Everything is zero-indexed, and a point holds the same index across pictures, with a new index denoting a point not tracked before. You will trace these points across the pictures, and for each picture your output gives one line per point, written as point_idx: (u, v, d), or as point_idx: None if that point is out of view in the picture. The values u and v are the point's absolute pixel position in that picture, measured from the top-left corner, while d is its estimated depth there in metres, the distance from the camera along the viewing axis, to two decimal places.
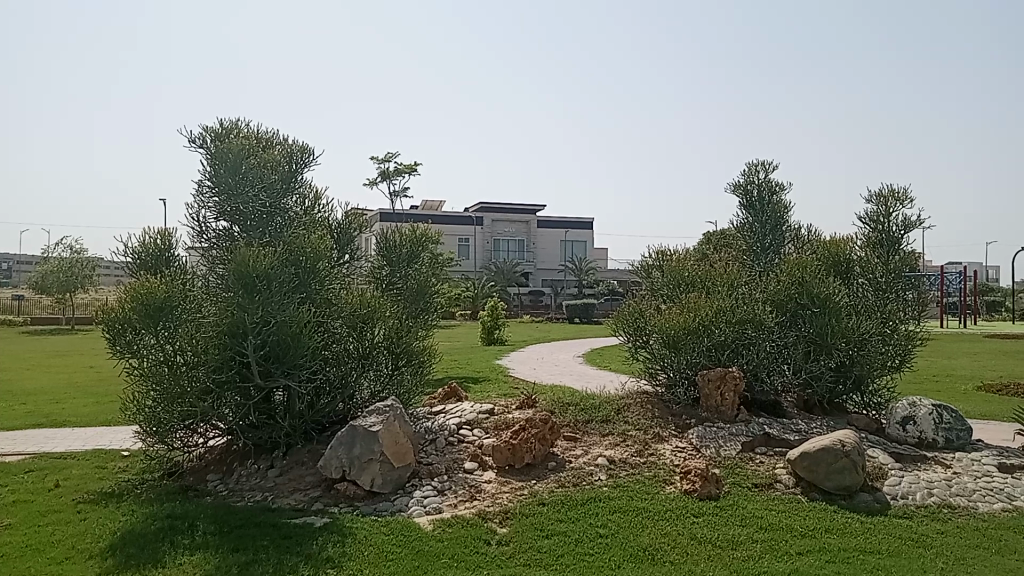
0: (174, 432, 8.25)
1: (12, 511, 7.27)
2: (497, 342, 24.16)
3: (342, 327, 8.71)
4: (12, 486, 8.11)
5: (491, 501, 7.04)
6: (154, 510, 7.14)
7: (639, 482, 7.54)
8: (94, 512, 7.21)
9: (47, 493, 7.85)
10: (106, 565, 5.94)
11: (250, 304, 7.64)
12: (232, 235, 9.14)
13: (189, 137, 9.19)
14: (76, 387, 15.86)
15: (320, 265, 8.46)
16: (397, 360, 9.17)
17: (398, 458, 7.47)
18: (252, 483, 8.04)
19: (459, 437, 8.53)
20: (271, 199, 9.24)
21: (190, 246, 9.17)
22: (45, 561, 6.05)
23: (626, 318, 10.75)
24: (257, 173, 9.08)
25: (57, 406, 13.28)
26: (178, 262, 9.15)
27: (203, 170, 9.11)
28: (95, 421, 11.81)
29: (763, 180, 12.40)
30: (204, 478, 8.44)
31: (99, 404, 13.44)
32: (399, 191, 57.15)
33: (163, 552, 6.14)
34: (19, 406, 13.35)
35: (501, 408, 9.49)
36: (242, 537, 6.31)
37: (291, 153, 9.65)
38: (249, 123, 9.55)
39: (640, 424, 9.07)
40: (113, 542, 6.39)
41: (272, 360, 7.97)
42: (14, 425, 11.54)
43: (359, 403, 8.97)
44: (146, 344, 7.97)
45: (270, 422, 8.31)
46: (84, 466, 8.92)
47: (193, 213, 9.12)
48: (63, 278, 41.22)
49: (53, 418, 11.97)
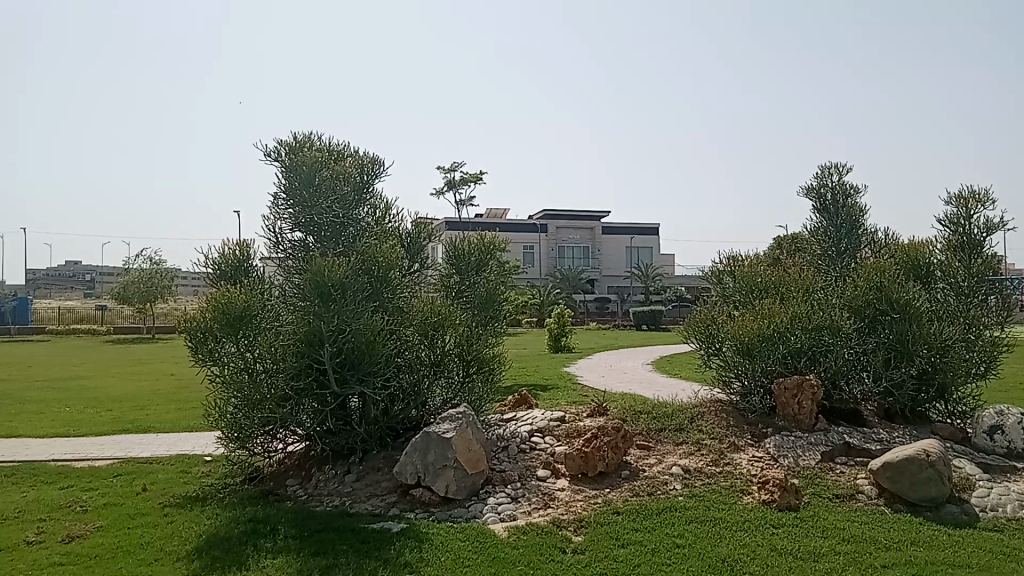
0: (255, 437, 8.47)
1: (104, 513, 7.57)
2: (563, 349, 24.09)
3: (414, 334, 8.81)
4: (102, 490, 8.44)
5: (565, 510, 7.03)
6: (237, 513, 7.35)
7: (715, 492, 7.43)
8: (180, 515, 7.45)
9: (136, 496, 8.15)
10: (193, 568, 6.13)
11: (326, 313, 7.85)
12: (306, 245, 9.37)
13: (264, 151, 9.47)
14: (157, 394, 16.40)
15: (392, 275, 8.59)
16: (468, 367, 9.22)
17: (472, 465, 7.54)
18: (330, 488, 8.19)
19: (531, 445, 8.55)
20: (344, 210, 9.44)
21: (267, 257, 9.43)
22: (135, 563, 6.28)
23: (698, 326, 10.61)
24: (330, 185, 9.31)
25: (141, 413, 13.77)
26: (256, 272, 9.39)
27: (278, 184, 9.37)
28: (177, 427, 12.22)
29: (836, 182, 12.10)
30: (284, 483, 8.63)
31: (180, 411, 13.87)
32: (465, 199, 57.77)
33: (247, 555, 6.31)
34: (105, 413, 13.88)
35: (572, 416, 9.47)
36: (322, 541, 6.45)
37: (362, 165, 9.84)
38: (321, 136, 9.78)
39: (715, 433, 8.93)
40: (198, 545, 6.59)
41: (348, 367, 8.11)
42: (103, 430, 12.02)
43: (432, 410, 9.07)
44: (227, 352, 8.27)
45: (346, 429, 8.44)
46: (169, 470, 9.23)
47: (269, 225, 9.39)
48: (143, 288, 42.76)
49: (139, 425, 12.42)
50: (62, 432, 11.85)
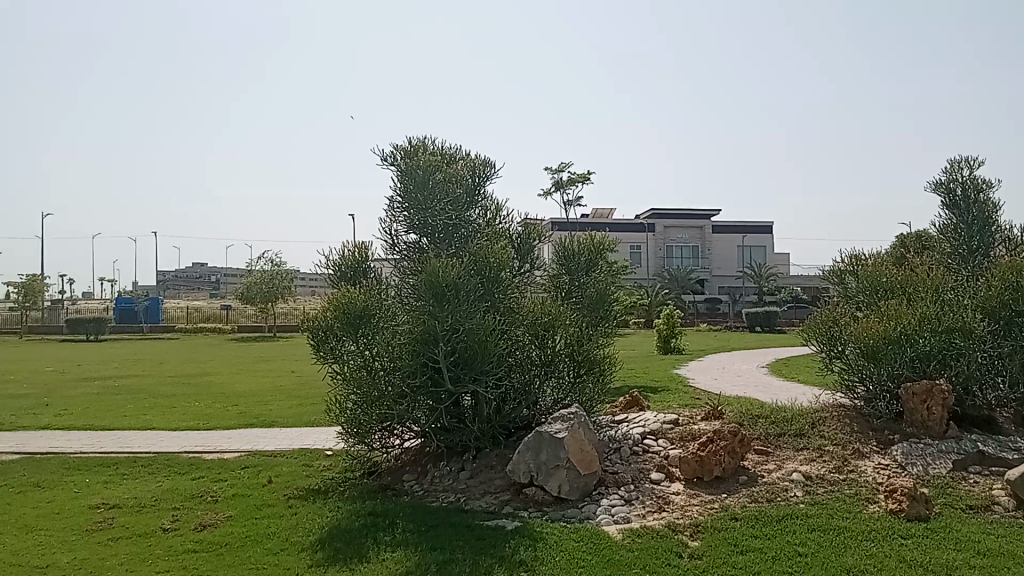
0: (373, 433, 8.73)
1: (233, 504, 7.97)
2: (673, 350, 23.74)
3: (525, 334, 8.87)
4: (231, 481, 8.88)
5: (681, 513, 6.93)
6: (356, 507, 7.60)
7: (838, 499, 7.17)
8: (304, 507, 7.75)
9: (262, 488, 8.54)
10: (317, 558, 6.37)
11: (441, 313, 8.00)
12: (421, 247, 9.58)
13: (381, 156, 9.75)
14: (280, 390, 17.13)
15: (503, 275, 8.68)
16: (580, 368, 9.21)
17: (585, 466, 7.53)
18: (445, 484, 8.36)
19: (644, 447, 8.47)
20: (456, 212, 9.60)
21: (383, 259, 9.70)
22: (264, 551, 6.58)
23: (818, 327, 10.24)
24: (443, 188, 9.49)
25: (265, 408, 14.42)
26: (373, 273, 9.65)
27: (394, 187, 9.63)
28: (298, 422, 12.73)
29: (967, 177, 11.45)
30: (401, 478, 8.86)
31: (300, 406, 14.45)
32: (572, 200, 57.76)
33: (367, 548, 6.51)
34: (233, 407, 14.61)
35: (686, 419, 9.32)
36: (438, 537, 6.59)
37: (474, 167, 9.97)
38: (435, 140, 9.98)
39: (838, 439, 8.60)
40: (321, 536, 6.85)
41: (462, 366, 8.25)
42: (231, 424, 12.66)
43: (543, 409, 9.11)
44: (347, 350, 8.56)
45: (460, 426, 8.57)
46: (292, 463, 9.63)
47: (385, 228, 9.65)
48: (265, 288, 44.77)
49: (263, 419, 13.01)
50: (193, 425, 12.54)
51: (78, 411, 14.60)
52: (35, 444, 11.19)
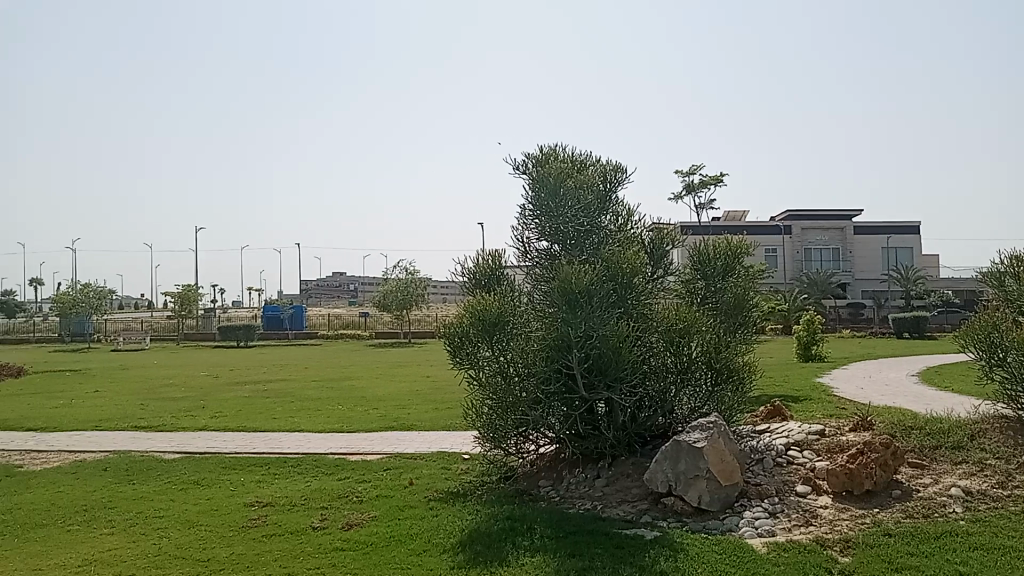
0: (509, 438, 8.84)
1: (377, 504, 8.26)
2: (814, 357, 22.78)
3: (660, 341, 8.72)
4: (375, 481, 9.21)
5: (829, 528, 6.64)
6: (495, 511, 7.71)
7: (1005, 517, 6.65)
8: (444, 510, 7.94)
9: (404, 489, 8.81)
10: (458, 560, 6.51)
11: (573, 319, 8.00)
12: (553, 254, 9.62)
13: (514, 165, 9.87)
14: (417, 394, 17.65)
15: (636, 281, 8.57)
16: (717, 376, 8.90)
17: (726, 477, 7.35)
18: (582, 491, 8.35)
19: (788, 459, 8.17)
20: (588, 218, 9.58)
21: (516, 265, 9.80)
22: (407, 552, 6.78)
23: (975, 332, 9.56)
24: (575, 194, 9.49)
25: (404, 411, 14.89)
26: (506, 280, 9.77)
27: (526, 195, 9.72)
28: (436, 425, 13.08)
29: None
30: (537, 483, 8.92)
31: (437, 410, 14.83)
32: (703, 203, 56.60)
33: (506, 552, 6.59)
34: (373, 410, 15.17)
35: (832, 429, 8.91)
36: (576, 543, 6.59)
37: (605, 173, 9.90)
38: (566, 147, 10.00)
39: (1001, 453, 8.01)
40: (462, 539, 6.99)
41: (596, 372, 8.23)
42: (373, 426, 13.15)
43: (679, 418, 8.94)
44: (483, 355, 8.72)
45: (595, 433, 8.54)
46: (432, 466, 9.89)
47: (517, 235, 9.75)
48: (400, 296, 46.24)
49: (403, 422, 13.44)
50: (338, 427, 13.11)
51: (233, 412, 15.56)
52: (196, 443, 12.00)
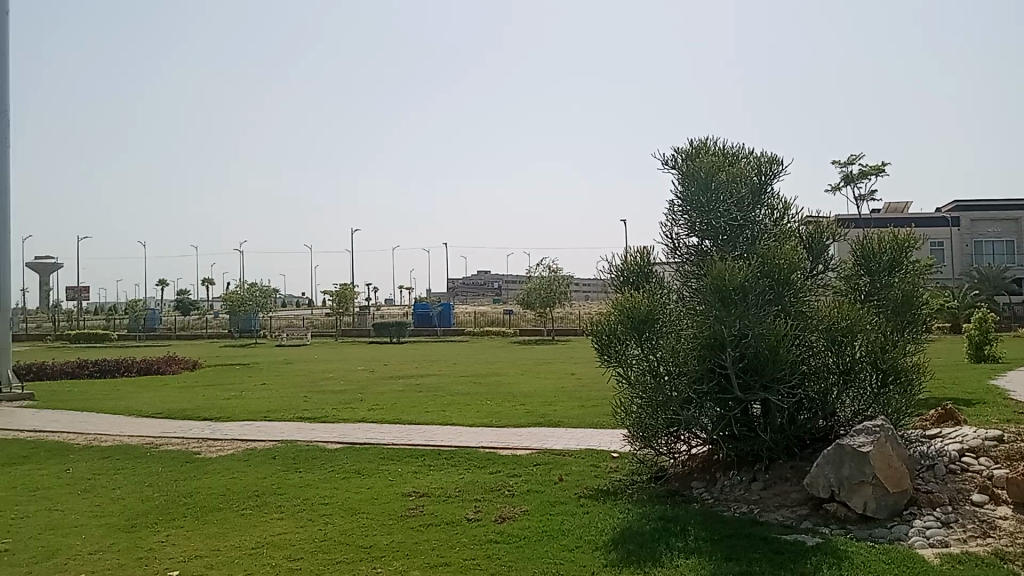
0: (660, 438, 8.73)
1: (528, 499, 8.37)
2: (987, 358, 21.15)
3: (819, 341, 8.34)
4: (525, 476, 9.34)
5: (1011, 541, 6.15)
6: (647, 510, 7.64)
7: None
8: (595, 507, 7.94)
9: (554, 485, 8.88)
10: (610, 558, 6.50)
11: (726, 317, 7.81)
12: (704, 250, 9.41)
13: (662, 160, 9.72)
14: (563, 392, 17.74)
15: (794, 277, 8.25)
16: (883, 377, 8.45)
17: (893, 483, 6.97)
18: (737, 494, 8.13)
19: (962, 466, 7.64)
20: (740, 212, 9.30)
21: (665, 262, 9.65)
22: (559, 547, 6.84)
23: None
24: (727, 188, 9.24)
25: (551, 408, 15.01)
26: (655, 277, 9.62)
27: (675, 190, 9.56)
28: (583, 422, 13.11)
29: None
30: (689, 484, 8.76)
31: (584, 408, 14.85)
32: (860, 195, 53.68)
33: (660, 552, 6.52)
34: (521, 406, 15.39)
35: (1013, 436, 8.24)
36: (733, 547, 6.43)
37: (759, 165, 9.57)
38: (717, 140, 9.75)
39: None
40: (614, 537, 6.97)
41: (751, 372, 7.99)
42: (521, 422, 13.35)
43: (841, 421, 8.53)
44: (633, 353, 8.65)
45: (750, 435, 8.30)
46: (581, 463, 9.92)
47: (666, 231, 9.60)
48: (544, 294, 46.60)
49: (550, 419, 13.56)
50: (487, 423, 13.38)
51: (388, 406, 16.19)
52: (355, 435, 12.57)
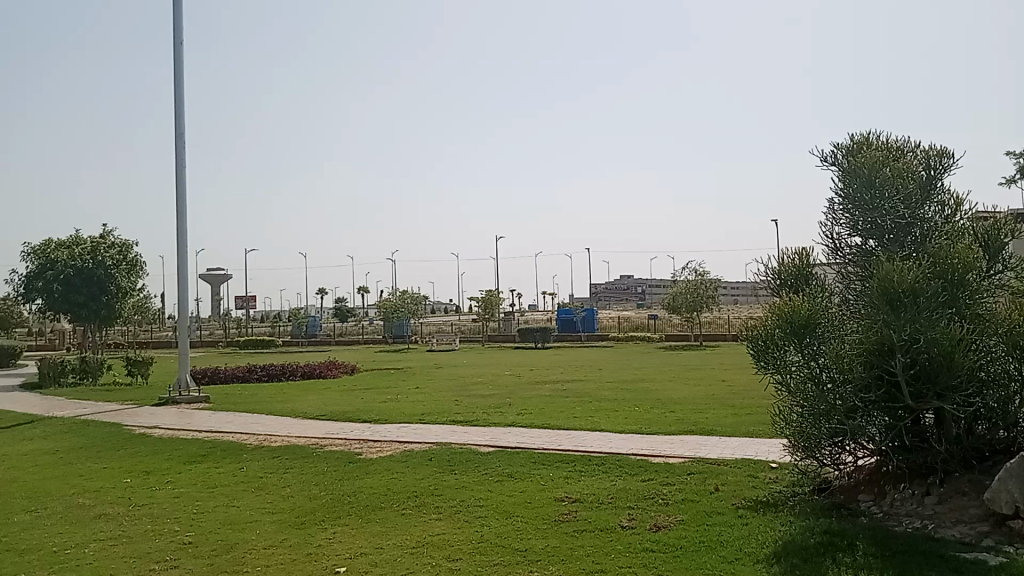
0: (823, 448, 8.33)
1: (684, 508, 8.21)
2: None
3: (1001, 346, 7.70)
4: (679, 485, 9.17)
5: None
6: (810, 523, 7.32)
7: None
8: (754, 518, 7.69)
9: (710, 495, 8.66)
10: (772, 571, 6.27)
11: (895, 321, 7.37)
12: (868, 250, 8.92)
13: (821, 157, 9.30)
14: (714, 398, 17.32)
15: (972, 277, 7.65)
16: None
17: None
18: (909, 509, 7.66)
19: None
20: (908, 209, 8.74)
21: (826, 263, 9.21)
22: (719, 558, 6.66)
23: None
24: (893, 184, 8.72)
25: (702, 415, 14.68)
26: (816, 279, 9.20)
27: (836, 189, 9.12)
28: (737, 430, 12.74)
29: None
30: (856, 497, 8.31)
31: (736, 415, 14.44)
32: None
33: (826, 567, 6.24)
34: (670, 413, 15.15)
35: None
36: (907, 564, 6.07)
37: (927, 158, 8.97)
38: (881, 134, 9.22)
39: None
40: (776, 549, 6.72)
41: (924, 380, 7.50)
42: (672, 429, 13.13)
43: None
44: (793, 360, 8.30)
45: (924, 446, 7.87)
46: (737, 473, 9.63)
47: (826, 231, 9.17)
48: (690, 298, 45.68)
49: (702, 426, 13.26)
50: (636, 429, 13.25)
51: (537, 410, 16.34)
52: (506, 439, 12.78)
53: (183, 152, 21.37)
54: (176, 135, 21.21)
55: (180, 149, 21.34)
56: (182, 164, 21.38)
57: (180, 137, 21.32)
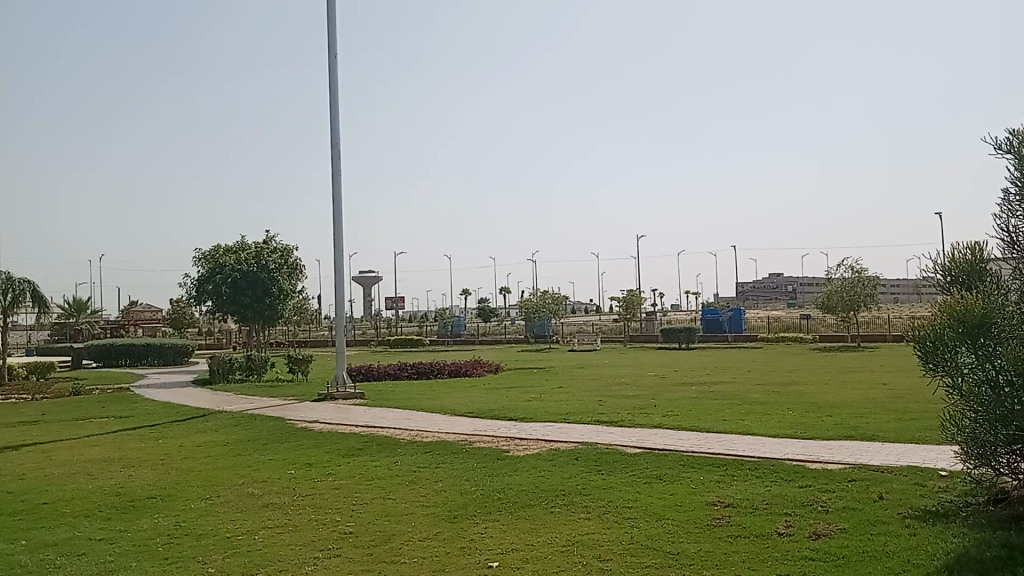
0: (1000, 456, 7.73)
1: (845, 516, 7.84)
2: None
3: None
4: (839, 492, 8.76)
5: None
6: (987, 536, 6.82)
7: None
8: (923, 529, 7.23)
9: (873, 503, 8.22)
10: None
11: None
12: None
13: (995, 144, 8.62)
14: (875, 402, 16.41)
15: None
16: None
17: None
18: None
19: None
20: None
21: (1002, 259, 8.53)
22: (885, 570, 6.32)
23: None
24: None
25: (862, 420, 13.96)
26: (991, 275, 8.54)
27: (1013, 178, 8.42)
28: (901, 437, 12.03)
29: None
30: None
31: (901, 421, 13.62)
32: None
33: None
34: (828, 417, 14.50)
35: None
36: None
37: None
38: None
39: None
40: (948, 563, 6.31)
41: None
42: (829, 434, 12.57)
43: None
44: (965, 361, 7.73)
45: None
46: (903, 481, 9.09)
47: (1002, 224, 8.50)
48: (846, 297, 43.47)
49: (863, 432, 12.61)
50: (791, 433, 12.77)
51: (684, 412, 16.05)
52: (653, 440, 12.63)
53: (338, 161, 22.45)
54: (332, 145, 22.30)
55: (335, 158, 22.43)
56: (337, 172, 22.48)
57: (335, 146, 22.41)
